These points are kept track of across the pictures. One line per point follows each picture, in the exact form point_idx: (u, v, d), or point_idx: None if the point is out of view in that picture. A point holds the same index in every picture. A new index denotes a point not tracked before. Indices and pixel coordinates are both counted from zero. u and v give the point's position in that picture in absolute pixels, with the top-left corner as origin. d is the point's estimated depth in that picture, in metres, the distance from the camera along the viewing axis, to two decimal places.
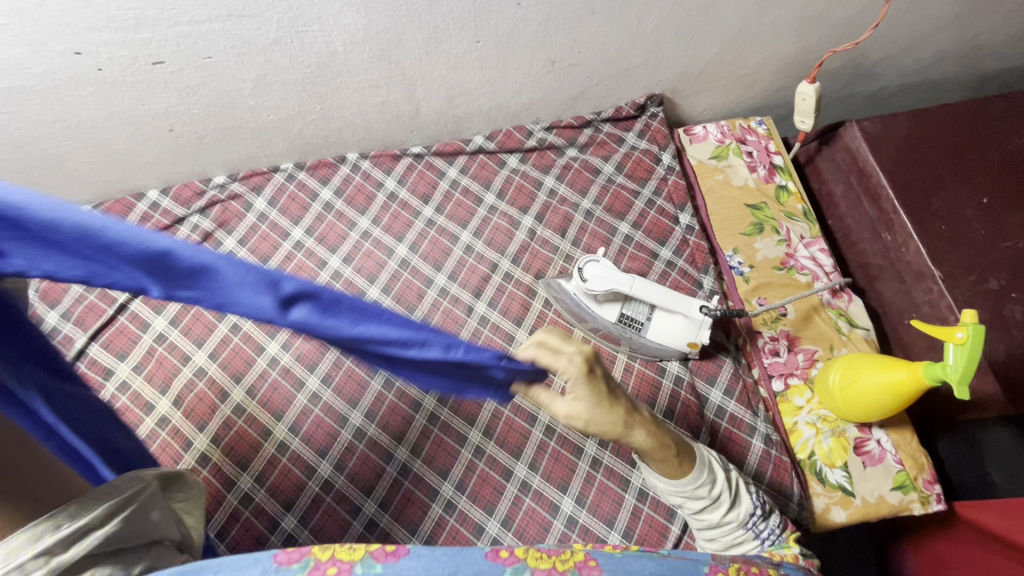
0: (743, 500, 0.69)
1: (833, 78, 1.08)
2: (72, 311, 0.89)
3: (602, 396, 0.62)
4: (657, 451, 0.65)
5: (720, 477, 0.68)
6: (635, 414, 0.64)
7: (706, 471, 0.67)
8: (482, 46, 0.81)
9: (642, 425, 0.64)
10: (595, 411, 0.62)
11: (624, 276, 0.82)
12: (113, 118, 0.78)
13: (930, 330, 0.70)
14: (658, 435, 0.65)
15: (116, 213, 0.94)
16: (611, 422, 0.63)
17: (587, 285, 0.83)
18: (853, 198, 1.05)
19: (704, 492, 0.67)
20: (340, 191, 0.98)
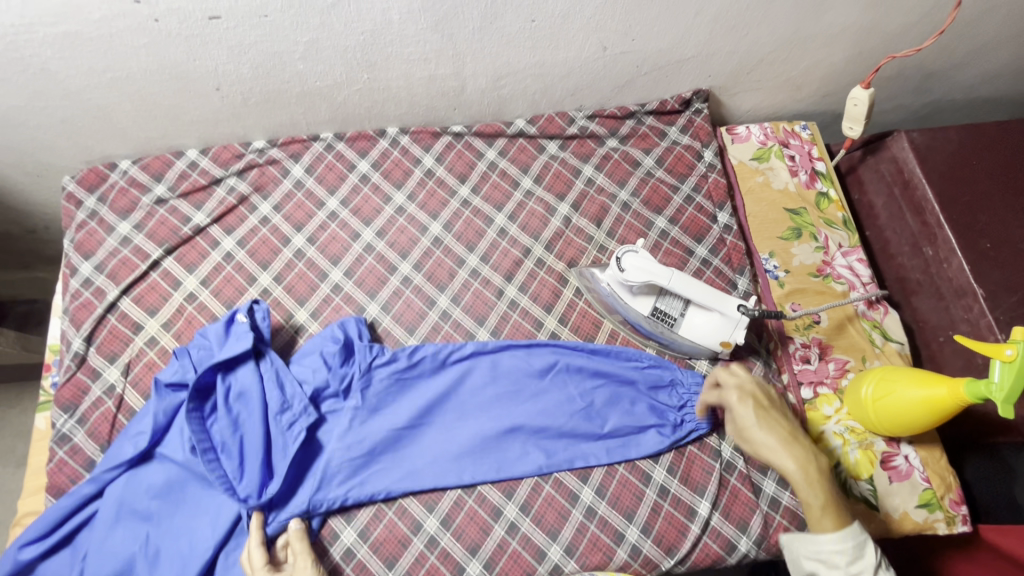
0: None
1: (884, 87, 1.06)
2: (106, 264, 0.89)
3: (767, 425, 0.70)
4: (808, 497, 0.65)
5: (868, 560, 0.63)
6: (800, 445, 0.69)
7: (851, 543, 0.63)
8: (536, 25, 0.80)
9: (802, 459, 0.67)
10: (759, 433, 0.70)
11: (664, 270, 0.80)
12: (163, 72, 0.78)
13: (977, 346, 0.69)
14: (813, 482, 0.66)
15: (154, 169, 0.94)
16: (767, 445, 0.69)
17: (625, 275, 0.81)
18: (894, 211, 1.03)
19: (841, 562, 0.62)
20: (378, 165, 0.97)
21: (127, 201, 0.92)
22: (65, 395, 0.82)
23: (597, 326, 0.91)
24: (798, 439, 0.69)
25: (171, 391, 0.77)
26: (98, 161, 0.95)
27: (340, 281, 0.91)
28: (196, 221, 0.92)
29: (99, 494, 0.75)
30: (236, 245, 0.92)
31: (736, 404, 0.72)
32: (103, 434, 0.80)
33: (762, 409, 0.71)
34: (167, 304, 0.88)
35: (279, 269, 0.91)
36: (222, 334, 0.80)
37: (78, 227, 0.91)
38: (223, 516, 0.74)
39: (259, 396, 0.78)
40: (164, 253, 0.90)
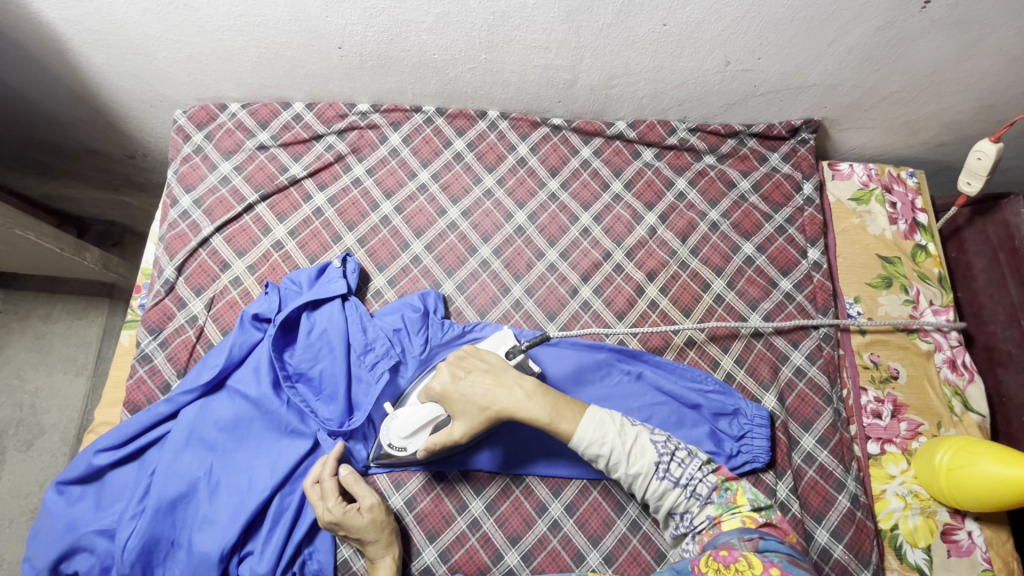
0: (647, 448, 0.67)
1: (1008, 145, 1.00)
2: (204, 200, 0.92)
3: (468, 386, 0.68)
4: (537, 419, 0.65)
5: (611, 431, 0.66)
6: (506, 383, 0.68)
7: (590, 427, 0.66)
8: (666, 30, 0.79)
9: (511, 394, 0.67)
10: (468, 392, 0.67)
11: (426, 412, 0.72)
12: (295, 24, 0.80)
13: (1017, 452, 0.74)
14: (532, 401, 0.66)
15: (261, 116, 0.96)
16: (482, 405, 0.66)
17: (413, 448, 0.73)
18: (995, 276, 0.98)
19: (603, 445, 0.65)
20: (473, 145, 0.98)
21: (232, 142, 0.95)
22: (153, 317, 0.85)
23: (666, 342, 0.90)
24: (502, 375, 0.69)
25: (254, 326, 0.81)
26: (210, 100, 0.98)
27: (420, 253, 0.92)
28: (293, 171, 0.94)
29: (172, 416, 0.79)
30: (327, 202, 0.94)
31: (443, 393, 0.69)
32: (181, 360, 0.83)
33: (458, 375, 0.69)
34: (255, 248, 0.90)
35: (364, 232, 0.93)
36: (312, 278, 0.85)
37: (183, 160, 0.94)
38: (281, 461, 0.76)
39: (339, 340, 0.81)
40: (259, 199, 0.93)
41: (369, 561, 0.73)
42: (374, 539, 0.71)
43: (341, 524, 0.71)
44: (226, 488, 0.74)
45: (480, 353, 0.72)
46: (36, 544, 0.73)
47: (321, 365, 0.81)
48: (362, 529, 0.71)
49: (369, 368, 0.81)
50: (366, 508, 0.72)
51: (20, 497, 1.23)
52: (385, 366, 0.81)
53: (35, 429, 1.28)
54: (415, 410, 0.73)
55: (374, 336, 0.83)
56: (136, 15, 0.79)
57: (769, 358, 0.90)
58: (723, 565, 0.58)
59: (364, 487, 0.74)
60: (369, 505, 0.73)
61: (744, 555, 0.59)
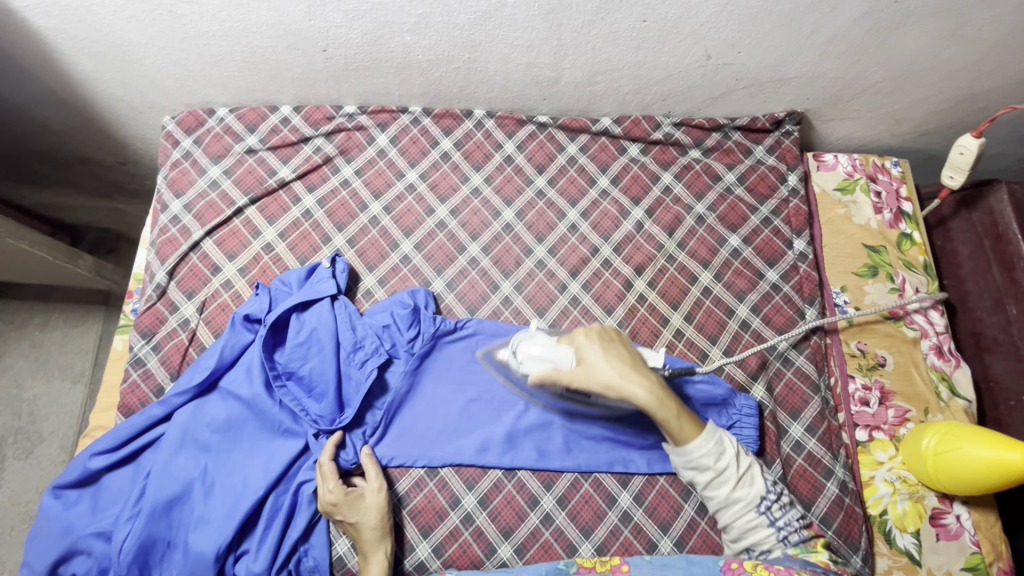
0: (756, 482, 0.74)
1: (990, 133, 1.01)
2: (194, 204, 0.93)
3: (611, 357, 0.72)
4: (666, 412, 0.70)
5: (729, 452, 0.73)
6: (643, 370, 0.73)
7: (712, 442, 0.73)
8: (646, 25, 0.80)
9: (647, 382, 0.71)
10: (608, 368, 0.71)
11: (561, 352, 0.74)
12: (278, 28, 0.81)
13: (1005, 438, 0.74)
14: (665, 396, 0.71)
15: (249, 120, 0.97)
16: (616, 378, 0.70)
17: (524, 366, 0.75)
18: (980, 263, 0.99)
19: (710, 463, 0.72)
20: (460, 144, 0.98)
21: (220, 146, 0.96)
22: (145, 322, 0.86)
23: (655, 335, 0.90)
24: (640, 364, 0.73)
25: (245, 328, 0.82)
26: (198, 105, 0.99)
27: (409, 253, 0.93)
28: (281, 174, 0.95)
29: (166, 419, 0.79)
30: (316, 204, 0.95)
31: (583, 347, 0.73)
32: (174, 363, 0.84)
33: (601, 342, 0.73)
34: (246, 250, 0.91)
35: (353, 233, 0.93)
36: (302, 279, 0.86)
37: (172, 165, 0.95)
38: (275, 460, 0.77)
39: (330, 339, 0.81)
40: (248, 202, 0.93)
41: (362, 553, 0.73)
42: (372, 523, 0.73)
43: (340, 505, 0.74)
44: (220, 488, 0.75)
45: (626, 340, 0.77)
46: (34, 548, 0.74)
47: (311, 363, 0.81)
48: (364, 510, 0.74)
49: (360, 366, 0.82)
50: (372, 490, 0.76)
51: (21, 504, 1.24)
52: (375, 363, 0.82)
53: (34, 437, 1.28)
54: (551, 344, 0.75)
55: (364, 335, 0.83)
56: (121, 22, 0.80)
57: (757, 349, 0.91)
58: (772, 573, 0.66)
59: (375, 471, 0.77)
60: (374, 489, 0.76)
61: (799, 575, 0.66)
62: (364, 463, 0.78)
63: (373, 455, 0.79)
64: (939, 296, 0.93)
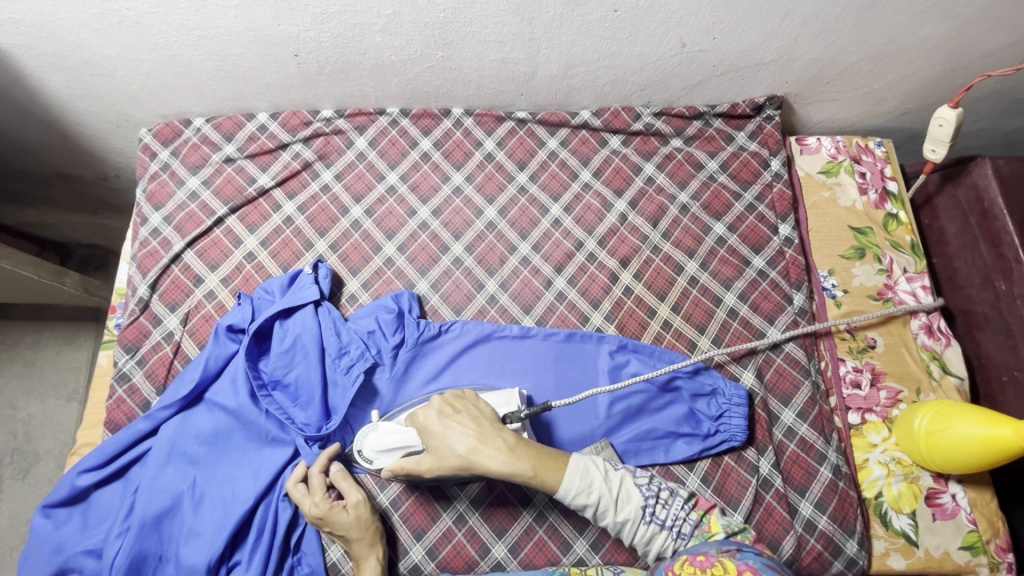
0: (632, 494, 0.68)
1: (973, 108, 1.00)
2: (174, 216, 0.92)
3: (451, 426, 0.68)
4: (520, 473, 0.65)
5: (597, 479, 0.67)
6: (489, 435, 0.67)
7: (577, 478, 0.67)
8: (618, 15, 0.79)
9: (491, 447, 0.66)
10: (451, 444, 0.66)
11: (405, 436, 0.73)
12: (248, 34, 0.80)
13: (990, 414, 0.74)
14: (514, 456, 0.66)
15: (226, 129, 0.96)
16: (459, 455, 0.66)
17: (380, 464, 0.74)
18: (967, 240, 0.98)
19: (584, 496, 0.66)
20: (439, 144, 0.98)
21: (198, 156, 0.95)
22: (129, 336, 0.86)
23: (643, 327, 0.90)
24: (486, 428, 0.68)
25: (229, 338, 0.82)
26: (174, 116, 0.98)
27: (393, 255, 0.92)
28: (261, 182, 0.94)
29: (153, 433, 0.79)
30: (297, 210, 0.94)
31: (425, 425, 0.69)
32: (159, 377, 0.84)
33: (446, 413, 0.69)
34: (228, 260, 0.91)
35: (335, 238, 0.93)
36: (284, 286, 0.85)
37: (151, 178, 0.95)
38: (264, 470, 0.77)
39: (314, 345, 0.81)
40: (228, 212, 0.93)
41: (355, 560, 0.73)
42: (359, 536, 0.72)
43: (326, 519, 0.73)
44: (209, 501, 0.75)
45: (477, 401, 0.72)
46: (26, 567, 0.74)
47: (296, 371, 0.81)
48: (347, 526, 0.72)
49: (344, 371, 0.81)
50: (351, 504, 0.73)
51: (21, 525, 1.23)
52: (361, 368, 0.81)
53: (31, 456, 1.28)
54: (400, 430, 0.74)
55: (348, 339, 0.83)
56: (89, 36, 0.79)
57: (746, 336, 0.90)
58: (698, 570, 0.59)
59: (351, 484, 0.75)
60: (355, 501, 0.74)
61: (720, 560, 0.60)
62: (337, 479, 0.76)
63: (344, 471, 0.76)
64: (936, 304, 0.92)
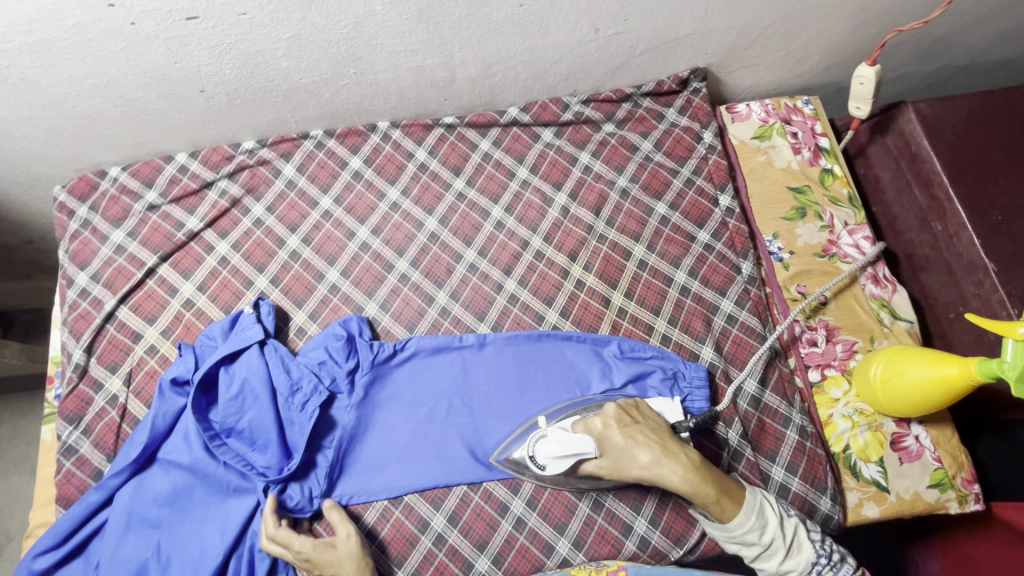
0: (804, 548, 0.70)
1: (890, 56, 1.03)
2: (101, 273, 0.88)
3: (633, 436, 0.74)
4: (702, 495, 0.70)
5: (771, 523, 0.70)
6: (672, 451, 0.73)
7: (753, 516, 0.70)
8: (525, 9, 0.77)
9: (676, 465, 0.72)
10: (634, 457, 0.73)
11: (583, 441, 0.74)
12: (145, 76, 0.76)
13: (948, 357, 0.73)
14: (700, 478, 0.70)
15: (145, 175, 0.92)
16: (645, 464, 0.72)
17: (549, 469, 0.74)
18: (902, 185, 1.00)
19: (754, 538, 0.70)
20: (370, 160, 0.96)
21: (119, 208, 0.91)
22: (70, 406, 0.82)
23: (599, 318, 0.89)
24: (669, 444, 0.74)
25: (175, 392, 0.79)
26: (88, 169, 0.94)
27: (337, 281, 0.90)
28: (189, 226, 0.91)
29: (108, 502, 0.76)
30: (231, 249, 0.91)
31: (603, 433, 0.75)
32: (108, 444, 0.80)
33: (624, 421, 0.76)
34: (165, 311, 0.87)
35: (275, 271, 0.90)
36: (226, 330, 0.83)
37: (72, 237, 0.90)
38: (229, 522, 0.74)
39: (263, 387, 0.78)
40: (159, 260, 0.89)
41: None
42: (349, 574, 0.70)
43: (313, 560, 0.71)
44: (177, 562, 0.72)
45: (649, 413, 0.79)
46: None
47: (248, 416, 0.78)
48: (337, 565, 0.71)
49: (300, 407, 0.79)
50: (341, 540, 0.72)
51: None
52: (316, 403, 0.79)
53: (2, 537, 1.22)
54: (568, 437, 0.74)
55: (302, 373, 0.81)
56: None
57: (701, 312, 0.90)
58: None
59: (339, 518, 0.74)
60: (344, 536, 0.73)
61: None
62: (326, 511, 0.75)
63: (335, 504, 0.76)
64: (877, 249, 0.93)
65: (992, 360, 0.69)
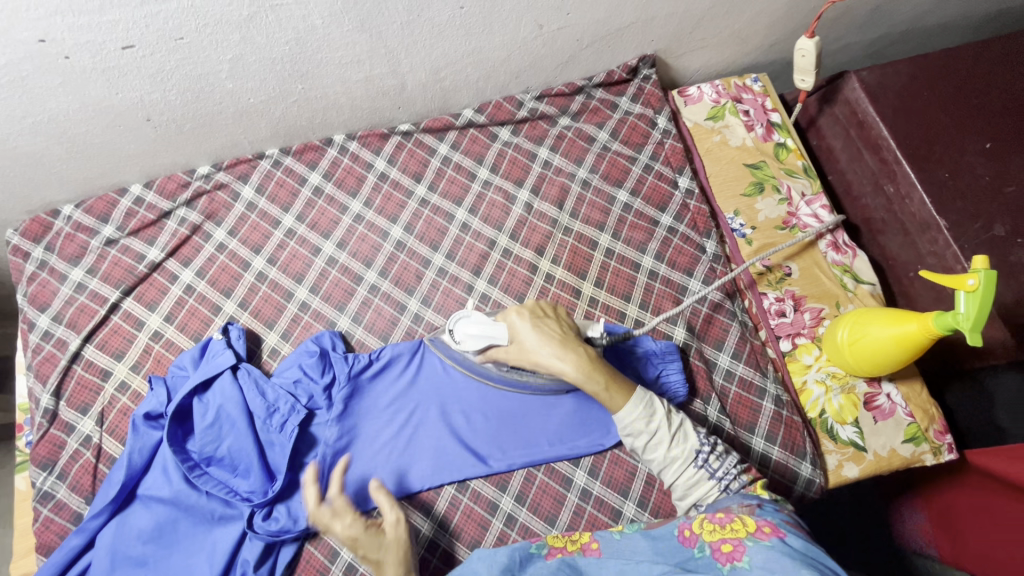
0: (690, 436, 0.69)
1: (830, 28, 1.05)
2: (63, 314, 0.87)
3: (540, 328, 0.72)
4: (591, 385, 0.68)
5: (659, 412, 0.69)
6: (572, 344, 0.70)
7: (641, 406, 0.68)
8: (466, 11, 0.78)
9: (573, 355, 0.69)
10: (536, 347, 0.70)
11: (499, 328, 0.73)
12: (88, 110, 0.75)
13: (909, 315, 0.75)
14: (591, 369, 0.68)
15: (100, 210, 0.91)
16: (540, 355, 0.70)
17: (463, 345, 0.75)
18: (853, 152, 1.03)
19: (642, 425, 0.68)
20: (329, 175, 0.95)
21: (76, 246, 0.89)
22: (42, 452, 0.80)
23: (571, 309, 0.90)
24: (572, 338, 0.71)
25: (149, 427, 0.78)
26: (40, 209, 0.92)
27: (306, 298, 0.90)
28: (151, 257, 0.90)
29: (90, 545, 0.74)
30: (195, 277, 0.90)
31: (514, 323, 0.73)
32: (86, 486, 0.79)
33: (536, 315, 0.73)
34: (133, 345, 0.86)
35: (242, 295, 0.89)
36: (196, 358, 0.82)
37: (30, 280, 0.89)
38: (218, 551, 0.74)
39: (239, 411, 0.77)
40: (122, 295, 0.88)
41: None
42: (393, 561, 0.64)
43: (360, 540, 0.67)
44: None
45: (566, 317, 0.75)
46: None
47: (227, 442, 0.77)
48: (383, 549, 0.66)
49: (278, 428, 0.78)
50: (390, 524, 0.67)
51: None
52: (295, 421, 0.78)
53: None
54: (488, 323, 0.74)
55: (278, 393, 0.80)
56: None
57: (670, 293, 0.92)
58: (718, 526, 0.58)
59: (387, 501, 0.68)
60: (393, 520, 0.67)
61: (739, 516, 0.59)
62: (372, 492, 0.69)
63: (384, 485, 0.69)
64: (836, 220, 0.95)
65: (949, 313, 0.70)
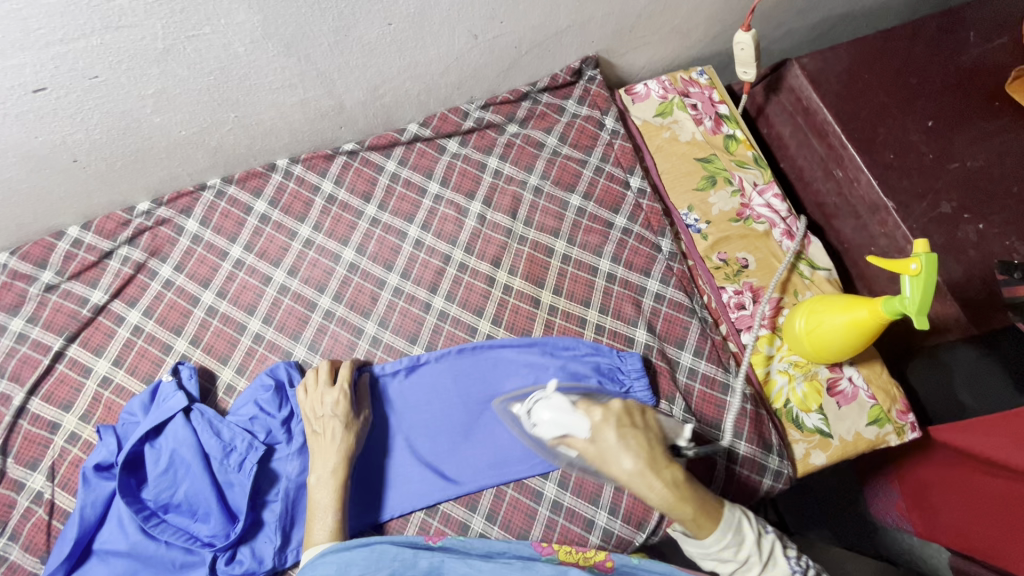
0: (779, 565, 0.64)
1: (769, 17, 1.06)
2: (5, 366, 0.84)
3: (626, 439, 0.64)
4: (680, 513, 0.61)
5: (748, 540, 0.64)
6: (661, 466, 0.63)
7: (731, 533, 0.63)
8: (395, 28, 0.76)
9: (660, 479, 0.62)
10: (620, 457, 0.63)
11: (580, 419, 0.66)
12: (7, 157, 0.72)
13: (861, 300, 0.75)
14: (678, 498, 0.61)
15: (37, 256, 0.88)
16: (625, 472, 0.62)
17: (537, 428, 0.69)
18: (801, 139, 1.04)
19: (729, 556, 0.63)
20: (275, 201, 0.93)
21: (14, 295, 0.86)
22: None
23: (531, 320, 0.89)
24: (660, 454, 0.64)
25: (101, 478, 0.75)
26: None
27: (260, 330, 0.87)
28: (94, 300, 0.87)
29: None
30: (143, 317, 0.87)
31: (597, 426, 0.65)
32: (39, 545, 0.76)
33: (621, 422, 0.65)
34: (82, 394, 0.83)
35: (194, 331, 0.87)
36: (146, 403, 0.79)
37: None
38: None
39: (194, 454, 0.75)
40: (66, 342, 0.85)
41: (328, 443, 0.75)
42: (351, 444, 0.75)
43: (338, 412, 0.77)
44: None
45: (650, 422, 0.68)
46: None
47: (184, 487, 0.75)
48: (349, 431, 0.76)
49: (235, 468, 0.76)
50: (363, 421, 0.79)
51: None
52: (253, 459, 0.76)
53: None
54: (567, 409, 0.67)
55: (234, 432, 0.78)
56: None
57: (629, 295, 0.91)
58: None
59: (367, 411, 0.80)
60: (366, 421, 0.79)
61: None
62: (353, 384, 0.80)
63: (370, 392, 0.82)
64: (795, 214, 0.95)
65: (897, 297, 0.71)
